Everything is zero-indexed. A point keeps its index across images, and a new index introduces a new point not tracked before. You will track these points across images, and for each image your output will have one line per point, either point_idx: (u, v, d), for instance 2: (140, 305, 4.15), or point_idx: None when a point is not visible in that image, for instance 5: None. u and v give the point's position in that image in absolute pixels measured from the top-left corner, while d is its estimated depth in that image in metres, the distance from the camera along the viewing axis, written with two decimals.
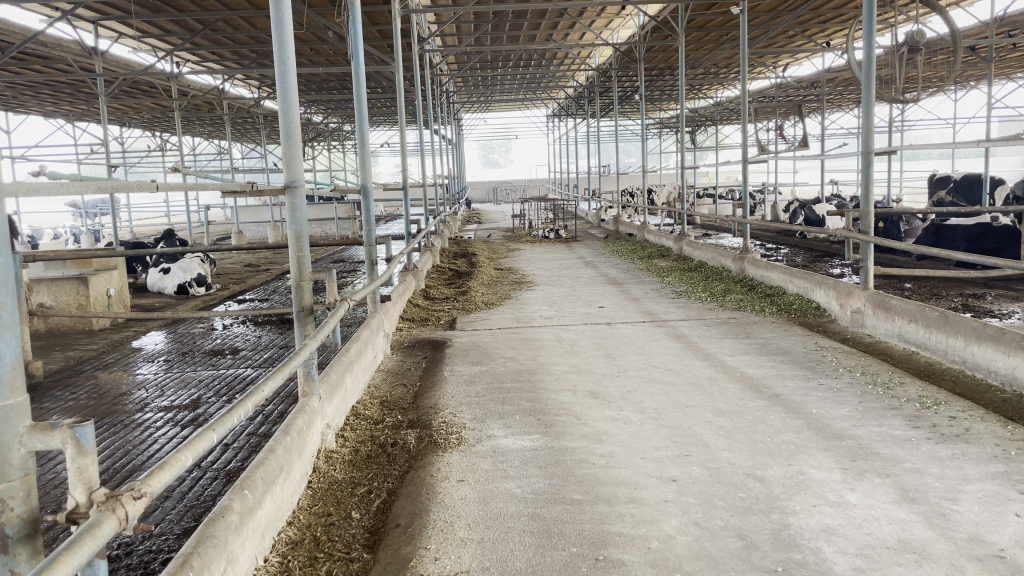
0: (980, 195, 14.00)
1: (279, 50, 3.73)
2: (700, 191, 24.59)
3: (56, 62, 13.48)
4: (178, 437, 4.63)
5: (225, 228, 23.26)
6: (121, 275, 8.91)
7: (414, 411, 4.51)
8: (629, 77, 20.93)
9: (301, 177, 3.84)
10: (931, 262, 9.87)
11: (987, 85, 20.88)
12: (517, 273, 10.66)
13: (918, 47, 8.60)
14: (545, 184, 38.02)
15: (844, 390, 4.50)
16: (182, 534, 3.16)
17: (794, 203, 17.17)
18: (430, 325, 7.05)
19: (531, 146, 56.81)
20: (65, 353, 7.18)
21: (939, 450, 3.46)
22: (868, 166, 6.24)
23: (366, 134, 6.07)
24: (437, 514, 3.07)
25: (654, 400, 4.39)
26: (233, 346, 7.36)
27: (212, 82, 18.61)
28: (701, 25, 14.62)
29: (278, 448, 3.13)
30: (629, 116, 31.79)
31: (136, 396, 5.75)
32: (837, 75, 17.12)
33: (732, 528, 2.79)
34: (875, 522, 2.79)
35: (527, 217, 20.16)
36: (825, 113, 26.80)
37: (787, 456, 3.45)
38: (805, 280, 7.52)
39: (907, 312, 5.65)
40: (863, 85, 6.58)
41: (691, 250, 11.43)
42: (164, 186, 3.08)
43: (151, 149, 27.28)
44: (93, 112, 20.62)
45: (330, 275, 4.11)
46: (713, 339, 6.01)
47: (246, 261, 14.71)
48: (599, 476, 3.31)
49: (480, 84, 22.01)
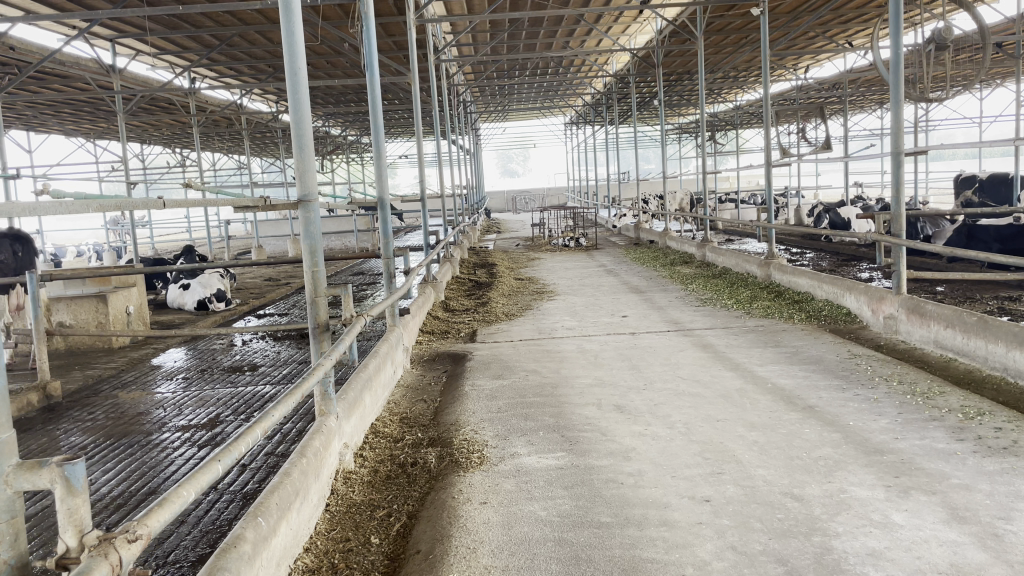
0: (1009, 194, 13.71)
1: (290, 62, 3.63)
2: (721, 197, 24.30)
3: (75, 80, 13.59)
4: (195, 458, 4.54)
5: (245, 244, 23.38)
6: (140, 292, 8.85)
7: (434, 428, 4.39)
8: (648, 82, 20.79)
9: (314, 190, 3.74)
10: (963, 265, 9.65)
11: (1013, 82, 20.61)
12: (537, 283, 10.51)
13: (945, 44, 8.30)
14: (564, 193, 37.83)
15: (882, 401, 4.31)
16: (196, 562, 3.05)
17: (819, 207, 16.92)
18: (450, 338, 6.92)
19: (549, 155, 56.75)
20: (85, 372, 7.13)
21: (987, 464, 3.29)
22: (898, 167, 6.01)
23: (381, 144, 5.94)
24: (459, 539, 2.94)
25: (684, 415, 4.23)
26: (252, 363, 7.27)
27: (228, 97, 18.66)
28: (720, 28, 14.49)
29: (294, 471, 3.00)
30: (648, 121, 31.62)
31: (154, 415, 5.67)
32: (858, 76, 16.89)
33: (771, 552, 2.63)
34: (925, 545, 2.63)
35: (547, 226, 20.06)
36: (847, 115, 26.61)
37: (826, 473, 3.29)
38: (834, 285, 7.33)
39: (944, 317, 5.45)
40: (891, 84, 6.35)
41: (715, 257, 11.24)
42: (173, 204, 3.00)
43: (172, 165, 27.41)
44: (113, 130, 20.75)
45: (346, 289, 3.99)
46: (741, 349, 5.84)
47: (267, 276, 14.68)
48: (628, 497, 3.17)
49: (497, 93, 22.01)
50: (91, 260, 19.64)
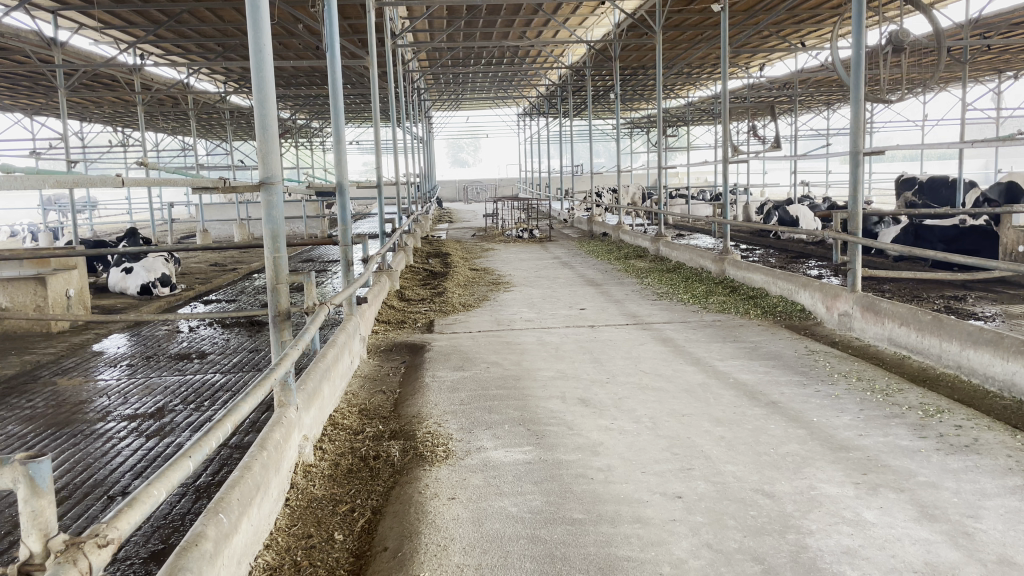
0: (948, 196, 14.12)
1: (255, 39, 3.47)
2: (673, 192, 24.55)
3: (13, 53, 13.06)
4: (143, 449, 4.35)
5: (189, 228, 22.83)
6: (82, 275, 8.53)
7: (396, 421, 4.27)
8: (603, 76, 20.88)
9: (278, 173, 3.60)
10: (909, 263, 9.89)
11: (956, 86, 21.17)
12: (493, 274, 10.43)
13: (901, 46, 8.36)
14: (516, 184, 37.83)
15: (843, 397, 4.35)
16: (149, 559, 2.90)
17: (769, 204, 17.17)
18: (407, 328, 6.80)
19: (501, 145, 56.81)
20: (22, 357, 6.82)
21: (951, 462, 3.32)
22: (857, 167, 6.06)
23: (341, 127, 5.74)
24: (428, 537, 2.85)
25: (648, 409, 4.21)
26: (200, 350, 7.05)
27: (175, 76, 18.15)
28: (677, 24, 14.62)
29: (255, 465, 2.87)
30: (601, 114, 31.75)
31: (97, 404, 5.43)
32: (810, 76, 17.17)
33: (747, 551, 2.61)
34: (898, 544, 2.63)
35: (500, 217, 19.98)
36: (794, 114, 27.18)
37: (794, 470, 3.29)
38: (789, 282, 7.41)
39: (897, 315, 5.54)
40: (850, 85, 6.39)
41: (669, 251, 11.32)
42: (132, 182, 2.85)
43: (113, 144, 26.57)
44: (52, 106, 20.01)
45: (308, 277, 3.85)
46: (700, 343, 5.85)
47: (213, 260, 14.32)
48: (599, 493, 3.12)
49: (452, 82, 21.87)
50: (26, 241, 19.01)
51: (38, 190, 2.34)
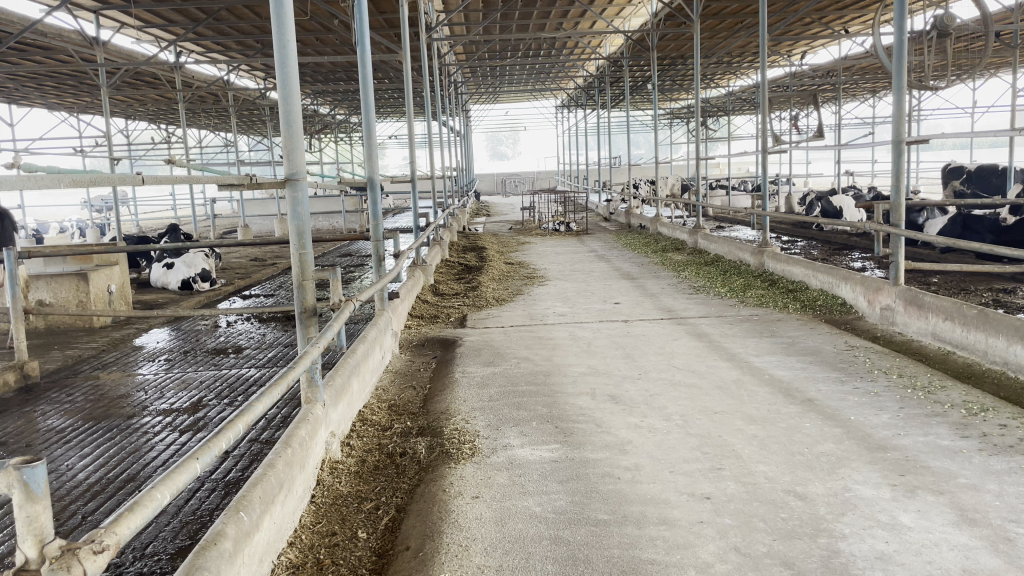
0: (998, 186, 13.75)
1: (278, 34, 3.45)
2: (712, 183, 24.24)
3: (57, 53, 13.31)
4: (176, 444, 4.39)
5: (231, 223, 23.14)
6: (123, 271, 8.65)
7: (425, 417, 4.25)
8: (641, 66, 20.64)
9: (302, 169, 3.57)
10: (956, 255, 9.60)
11: (1008, 72, 20.54)
12: (528, 268, 10.36)
13: (946, 31, 8.08)
14: (554, 176, 37.69)
15: (883, 395, 4.22)
16: (176, 554, 2.91)
17: (811, 195, 16.84)
18: (440, 323, 6.77)
19: (540, 138, 56.70)
20: (65, 352, 6.95)
21: (994, 463, 3.19)
22: (898, 156, 5.88)
23: (371, 121, 5.72)
24: (450, 536, 2.82)
25: (680, 406, 4.12)
26: (237, 345, 7.11)
27: (215, 73, 18.37)
28: (716, 13, 14.42)
29: (278, 462, 2.86)
30: (641, 105, 31.46)
31: (134, 398, 5.50)
32: (853, 63, 16.78)
33: (776, 555, 2.53)
34: (935, 549, 2.53)
35: (537, 211, 19.91)
36: (839, 102, 26.68)
37: (828, 471, 3.19)
38: (829, 275, 7.23)
39: (942, 309, 5.36)
40: (893, 71, 6.19)
41: (707, 243, 11.15)
42: (152, 179, 2.84)
43: (157, 142, 27.03)
44: (98, 104, 20.38)
45: (334, 273, 3.83)
46: (736, 338, 5.74)
47: (253, 256, 14.49)
48: (626, 493, 3.06)
49: (489, 75, 21.84)
50: (75, 237, 19.45)
51: (55, 189, 2.35)
